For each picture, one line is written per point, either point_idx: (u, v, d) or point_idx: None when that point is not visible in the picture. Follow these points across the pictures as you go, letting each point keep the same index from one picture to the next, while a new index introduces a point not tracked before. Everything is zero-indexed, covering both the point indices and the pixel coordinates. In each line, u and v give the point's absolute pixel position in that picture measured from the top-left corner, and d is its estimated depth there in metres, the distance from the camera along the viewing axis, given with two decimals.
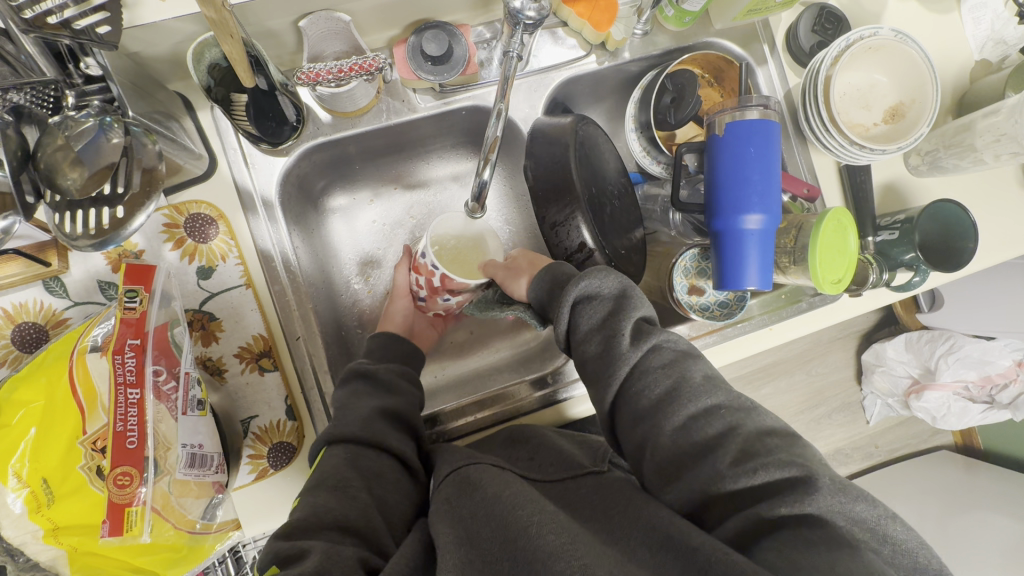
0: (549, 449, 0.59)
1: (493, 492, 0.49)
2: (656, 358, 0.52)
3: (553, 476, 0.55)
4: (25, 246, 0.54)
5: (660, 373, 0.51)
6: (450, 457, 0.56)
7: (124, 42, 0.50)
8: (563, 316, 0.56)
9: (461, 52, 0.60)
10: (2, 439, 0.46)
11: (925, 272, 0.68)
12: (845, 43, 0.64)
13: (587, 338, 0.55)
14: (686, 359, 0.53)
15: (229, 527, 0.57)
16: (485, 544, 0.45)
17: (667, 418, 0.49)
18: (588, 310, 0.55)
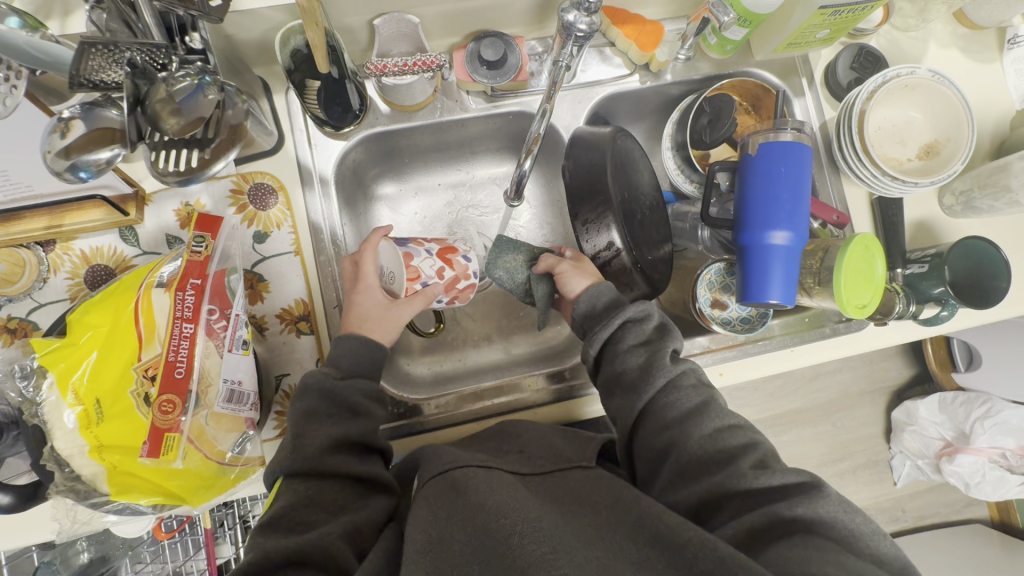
0: (539, 445, 0.59)
1: (478, 499, 0.47)
2: (682, 375, 0.58)
3: (534, 468, 0.54)
4: (109, 195, 0.60)
5: (689, 390, 0.57)
6: (434, 461, 0.56)
7: (223, 25, 0.57)
8: (611, 326, 0.61)
9: (515, 60, 0.66)
10: (69, 356, 0.51)
11: (953, 306, 0.69)
12: (881, 79, 0.67)
13: (629, 352, 0.60)
14: (704, 386, 0.59)
15: (255, 464, 0.58)
16: (456, 547, 0.44)
17: (697, 426, 0.55)
18: (631, 324, 0.61)
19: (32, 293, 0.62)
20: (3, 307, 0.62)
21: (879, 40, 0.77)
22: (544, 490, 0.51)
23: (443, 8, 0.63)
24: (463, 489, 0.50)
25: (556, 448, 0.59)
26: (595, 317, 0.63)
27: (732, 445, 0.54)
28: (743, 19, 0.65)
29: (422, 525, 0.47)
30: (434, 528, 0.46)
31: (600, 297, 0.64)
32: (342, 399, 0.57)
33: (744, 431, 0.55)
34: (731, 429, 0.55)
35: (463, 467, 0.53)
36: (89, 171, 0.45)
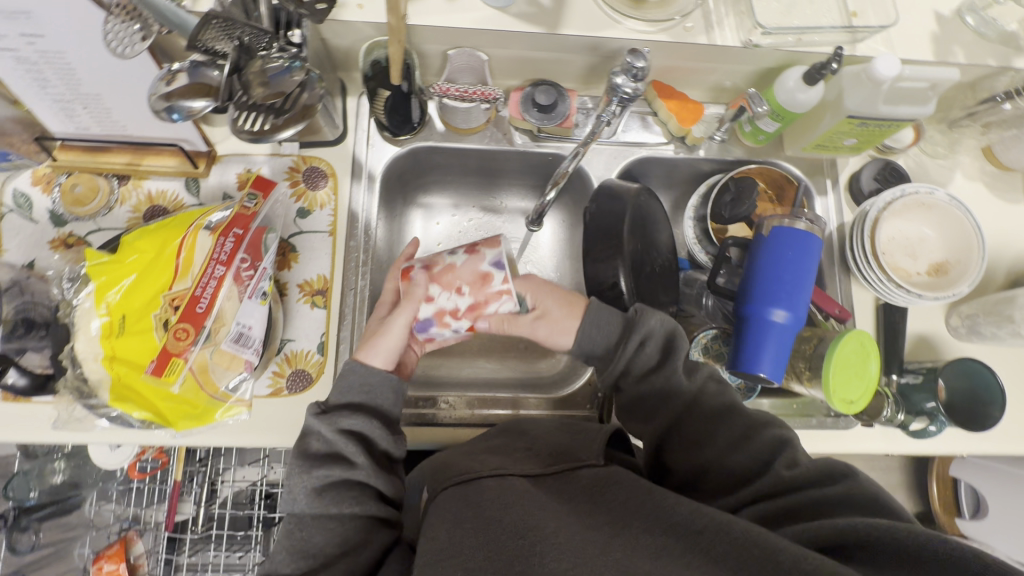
0: (548, 443, 0.60)
1: (494, 514, 0.47)
2: (699, 374, 0.61)
3: (544, 469, 0.55)
4: (186, 148, 0.69)
5: (704, 385, 0.60)
6: (446, 472, 0.57)
7: (322, 30, 0.67)
8: (619, 356, 0.61)
9: (564, 108, 0.73)
10: (112, 272, 0.56)
11: (942, 423, 0.69)
12: (900, 193, 0.71)
13: (641, 381, 0.61)
14: (722, 389, 0.61)
15: (240, 405, 0.61)
16: (469, 552, 0.44)
17: (731, 428, 0.56)
18: (638, 349, 0.60)
19: (97, 217, 0.70)
20: (70, 224, 0.69)
21: (907, 160, 0.81)
22: (552, 488, 0.51)
23: (511, 53, 0.72)
24: (475, 501, 0.50)
25: (563, 445, 0.59)
26: (604, 350, 0.62)
27: (764, 450, 0.53)
28: (776, 113, 0.71)
29: (433, 533, 0.47)
30: (445, 534, 0.46)
31: (606, 323, 0.62)
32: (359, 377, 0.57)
33: (773, 428, 0.55)
34: (753, 426, 0.55)
35: (477, 479, 0.53)
36: (180, 115, 0.53)
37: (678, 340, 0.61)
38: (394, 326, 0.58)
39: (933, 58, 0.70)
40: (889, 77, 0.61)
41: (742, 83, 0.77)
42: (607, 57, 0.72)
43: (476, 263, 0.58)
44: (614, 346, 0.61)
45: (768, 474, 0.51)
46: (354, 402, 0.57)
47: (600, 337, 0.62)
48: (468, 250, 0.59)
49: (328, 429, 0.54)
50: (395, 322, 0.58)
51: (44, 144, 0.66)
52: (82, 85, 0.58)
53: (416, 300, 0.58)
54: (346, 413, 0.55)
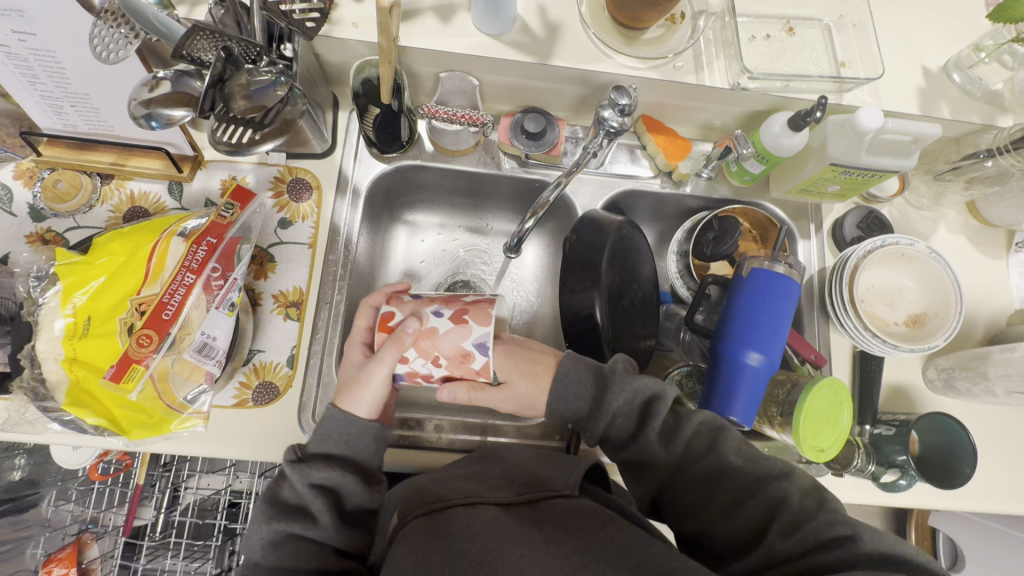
0: (526, 471, 0.59)
1: (458, 546, 0.47)
2: (691, 421, 0.56)
3: (517, 496, 0.54)
4: (172, 152, 0.69)
5: (694, 436, 0.56)
6: (420, 497, 0.56)
7: (316, 45, 0.67)
8: (597, 422, 0.58)
9: (552, 137, 0.73)
10: (82, 272, 0.56)
11: (913, 477, 0.67)
12: (880, 243, 0.71)
13: (621, 435, 0.58)
14: (716, 445, 0.55)
15: (196, 417, 0.60)
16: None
17: (721, 494, 0.53)
18: (615, 405, 0.57)
19: (76, 214, 0.69)
20: (48, 219, 0.69)
21: (892, 210, 0.82)
22: (525, 515, 0.51)
23: (503, 79, 0.72)
24: (444, 533, 0.50)
25: (540, 474, 0.58)
26: (586, 410, 0.59)
27: (757, 515, 0.51)
28: (761, 155, 0.71)
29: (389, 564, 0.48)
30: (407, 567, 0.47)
31: (580, 383, 0.59)
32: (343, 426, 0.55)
33: (779, 483, 0.52)
34: (746, 487, 0.52)
35: (448, 508, 0.53)
36: (159, 122, 0.52)
37: (662, 400, 0.57)
38: (381, 373, 0.54)
39: (918, 112, 0.71)
40: (870, 129, 0.61)
41: (731, 123, 0.78)
42: (597, 90, 0.73)
43: (461, 338, 0.54)
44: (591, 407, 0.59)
45: (760, 546, 0.49)
46: (330, 452, 0.55)
47: (572, 404, 0.60)
48: (455, 319, 0.54)
49: (300, 482, 0.52)
50: (380, 371, 0.54)
51: (30, 139, 0.66)
52: (71, 83, 0.58)
53: (405, 346, 0.54)
54: (318, 464, 0.52)
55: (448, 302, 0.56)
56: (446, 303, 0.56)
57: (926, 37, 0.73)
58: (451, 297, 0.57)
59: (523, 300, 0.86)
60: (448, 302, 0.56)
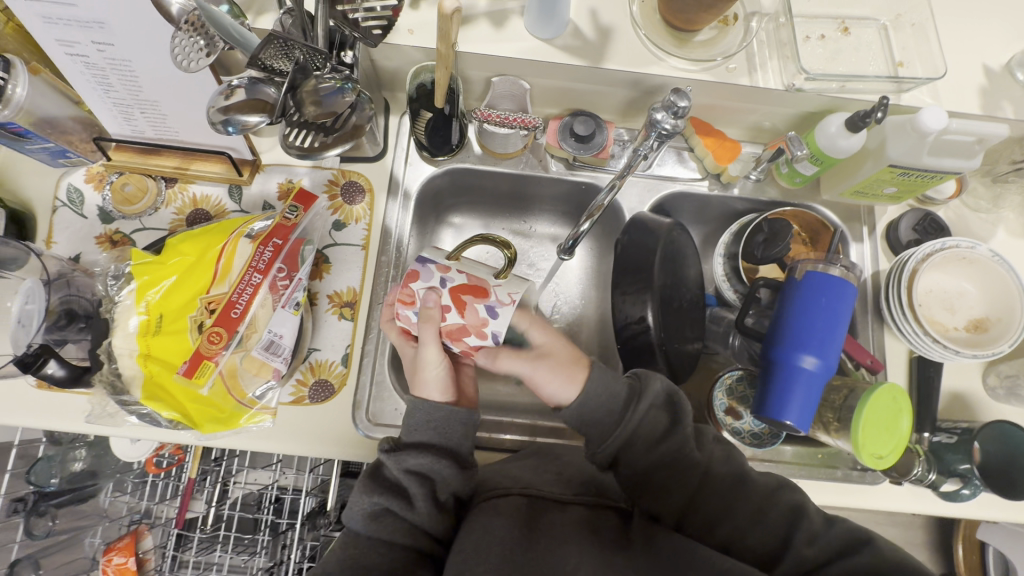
0: (578, 471, 0.61)
1: (515, 537, 0.48)
2: (709, 434, 0.59)
3: (574, 496, 0.56)
4: (233, 156, 0.71)
5: (715, 450, 0.57)
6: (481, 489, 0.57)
7: (373, 52, 0.69)
8: (619, 433, 0.56)
9: (601, 139, 0.74)
10: (155, 272, 0.58)
11: (976, 487, 0.66)
12: (940, 246, 0.69)
13: (646, 454, 0.55)
14: (733, 458, 0.56)
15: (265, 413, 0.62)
16: (493, 560, 0.45)
17: (761, 500, 0.52)
18: (643, 415, 0.56)
19: (142, 216, 0.72)
20: (116, 221, 0.72)
21: (948, 212, 0.80)
22: (583, 519, 0.52)
23: (553, 83, 0.73)
24: (505, 516, 0.51)
25: (595, 476, 0.60)
26: (613, 421, 0.56)
27: (783, 523, 0.51)
28: (816, 157, 0.71)
29: (460, 545, 0.48)
30: (471, 546, 0.47)
31: (612, 394, 0.57)
32: (431, 414, 0.55)
33: (792, 492, 0.53)
34: (770, 495, 0.52)
35: (504, 495, 0.54)
36: (235, 128, 0.54)
37: (684, 412, 0.57)
38: (428, 353, 0.55)
39: (980, 111, 0.69)
40: (934, 129, 0.60)
41: (781, 125, 0.77)
42: (647, 92, 0.73)
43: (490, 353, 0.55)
44: (616, 419, 0.56)
45: (790, 551, 0.49)
46: (425, 440, 0.55)
47: (600, 413, 0.57)
48: (459, 308, 0.54)
49: (394, 468, 0.54)
50: (427, 353, 0.55)
51: (102, 144, 0.69)
52: (143, 91, 0.60)
53: (438, 322, 0.54)
54: (411, 451, 0.54)
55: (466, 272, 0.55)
56: (461, 309, 0.54)
57: (987, 35, 0.71)
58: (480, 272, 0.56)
59: (566, 302, 0.87)
60: (476, 287, 0.54)
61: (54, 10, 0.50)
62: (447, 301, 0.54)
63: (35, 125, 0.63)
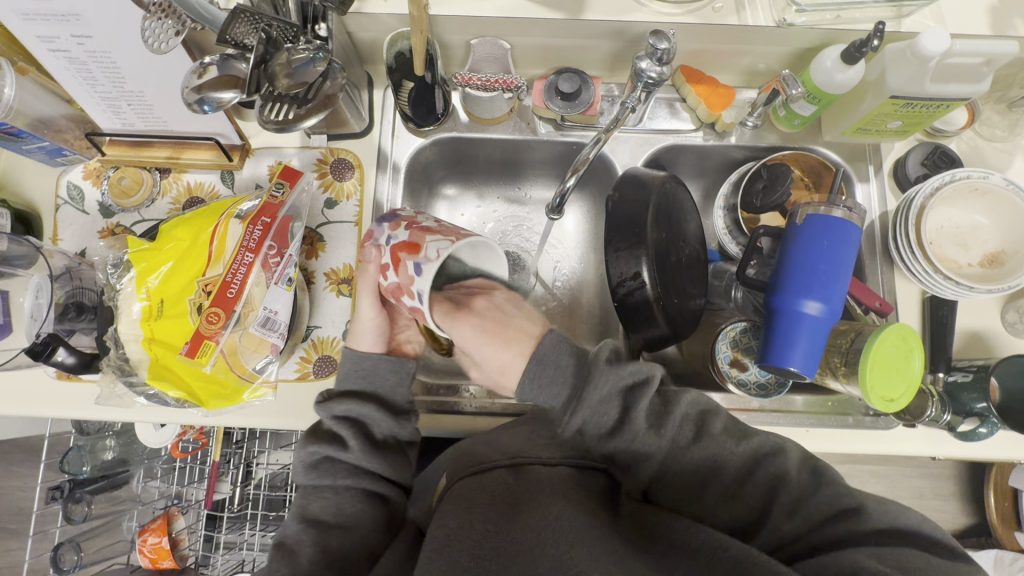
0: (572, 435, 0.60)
1: (494, 511, 0.48)
2: (681, 404, 0.52)
3: (560, 458, 0.56)
4: (222, 142, 0.71)
5: (682, 424, 0.51)
6: (465, 461, 0.58)
7: (349, 24, 0.68)
8: (575, 417, 0.52)
9: (587, 96, 0.72)
10: (151, 258, 0.59)
11: (993, 424, 0.64)
12: (949, 178, 0.66)
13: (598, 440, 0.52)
14: (704, 436, 0.51)
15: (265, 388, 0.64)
16: (472, 539, 0.46)
17: (732, 474, 0.50)
18: (594, 398, 0.52)
19: (140, 208, 0.74)
20: (117, 214, 0.74)
21: (959, 144, 0.76)
22: (572, 478, 0.53)
23: (534, 41, 0.71)
24: (489, 492, 0.51)
25: None
26: (564, 399, 0.53)
27: (759, 493, 0.49)
28: (812, 95, 0.68)
29: (442, 520, 0.48)
30: (452, 523, 0.48)
31: (560, 368, 0.53)
32: (361, 362, 0.58)
33: (778, 460, 0.49)
34: (744, 472, 0.50)
35: (493, 468, 0.54)
36: (211, 106, 0.54)
37: (648, 386, 0.52)
38: (361, 303, 0.58)
39: (989, 31, 0.64)
40: (936, 52, 0.57)
41: (777, 65, 0.74)
42: (632, 42, 0.71)
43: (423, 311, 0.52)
44: (566, 401, 0.53)
45: (764, 525, 0.48)
46: (359, 390, 0.58)
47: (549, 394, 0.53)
48: (395, 267, 0.51)
49: (325, 416, 0.56)
50: (361, 301, 0.58)
51: (94, 139, 0.71)
52: (126, 82, 0.61)
53: (372, 275, 0.56)
54: (339, 399, 0.56)
55: (410, 227, 0.50)
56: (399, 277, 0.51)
57: None
58: (426, 227, 0.50)
59: (566, 267, 0.86)
60: (412, 246, 0.49)
61: (30, 5, 0.51)
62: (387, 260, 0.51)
63: (29, 125, 0.65)
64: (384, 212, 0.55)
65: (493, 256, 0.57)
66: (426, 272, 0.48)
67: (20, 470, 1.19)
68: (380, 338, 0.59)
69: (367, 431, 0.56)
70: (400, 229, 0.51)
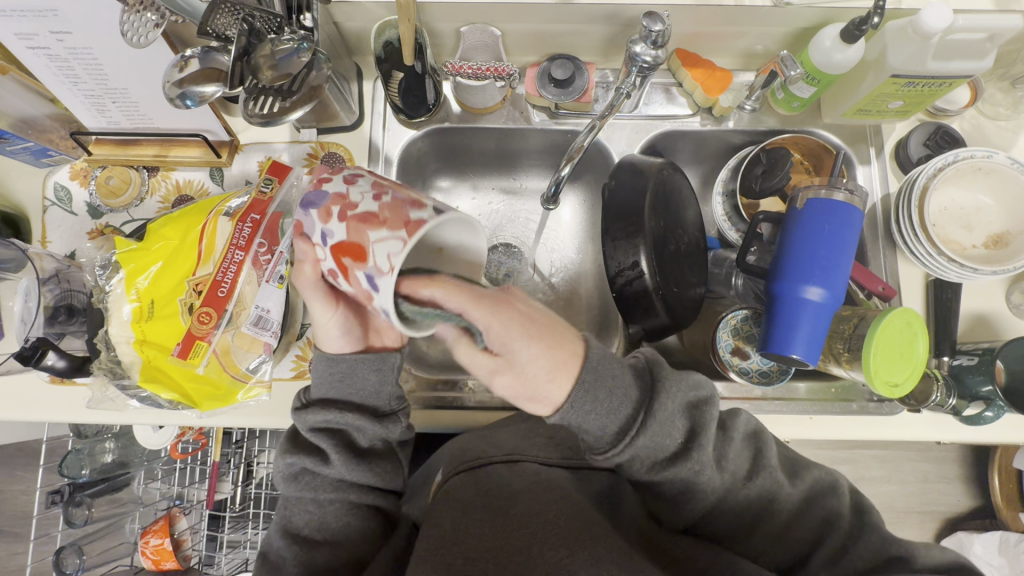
0: (569, 432, 0.60)
1: (497, 506, 0.48)
2: (738, 428, 0.50)
3: (560, 459, 0.55)
4: (209, 138, 0.70)
5: (739, 451, 0.50)
6: (462, 455, 0.57)
7: (335, 13, 0.66)
8: (624, 454, 0.47)
9: (581, 83, 0.70)
10: (141, 258, 0.58)
11: (1001, 409, 0.62)
12: (953, 157, 0.65)
13: (680, 442, 0.48)
14: (758, 470, 0.49)
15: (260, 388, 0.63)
16: (472, 541, 0.46)
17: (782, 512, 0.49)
18: (663, 422, 0.47)
19: (129, 208, 0.72)
20: (105, 215, 0.72)
21: (962, 123, 0.74)
22: (571, 478, 0.53)
23: (525, 27, 0.69)
24: (485, 487, 0.51)
25: None
26: (621, 425, 0.47)
27: (810, 530, 0.49)
28: (811, 76, 0.66)
29: (437, 519, 0.49)
30: (450, 522, 0.48)
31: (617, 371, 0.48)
32: (334, 366, 0.54)
33: (831, 502, 0.50)
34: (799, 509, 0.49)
35: (487, 464, 0.53)
36: (193, 100, 0.53)
37: (711, 407, 0.49)
38: (314, 307, 0.52)
39: (992, 6, 0.63)
40: (938, 29, 0.55)
41: (774, 46, 0.72)
42: (626, 26, 0.69)
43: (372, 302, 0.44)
44: (631, 422, 0.47)
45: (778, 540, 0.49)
46: (334, 394, 0.55)
47: (607, 412, 0.47)
48: (342, 274, 0.42)
49: (302, 427, 0.54)
50: (312, 304, 0.52)
51: (79, 138, 0.69)
52: (109, 79, 0.59)
53: (312, 275, 0.49)
54: (315, 409, 0.54)
55: (346, 220, 0.41)
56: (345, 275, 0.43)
57: None
58: (363, 215, 0.40)
59: (564, 258, 0.85)
60: (356, 250, 0.41)
61: (2, 1, 0.49)
62: (332, 265, 0.43)
63: (11, 126, 0.63)
64: (304, 196, 0.43)
65: (468, 230, 0.45)
66: (379, 286, 0.40)
67: (23, 474, 1.19)
68: (346, 334, 0.54)
69: (346, 439, 0.55)
70: (334, 222, 0.41)
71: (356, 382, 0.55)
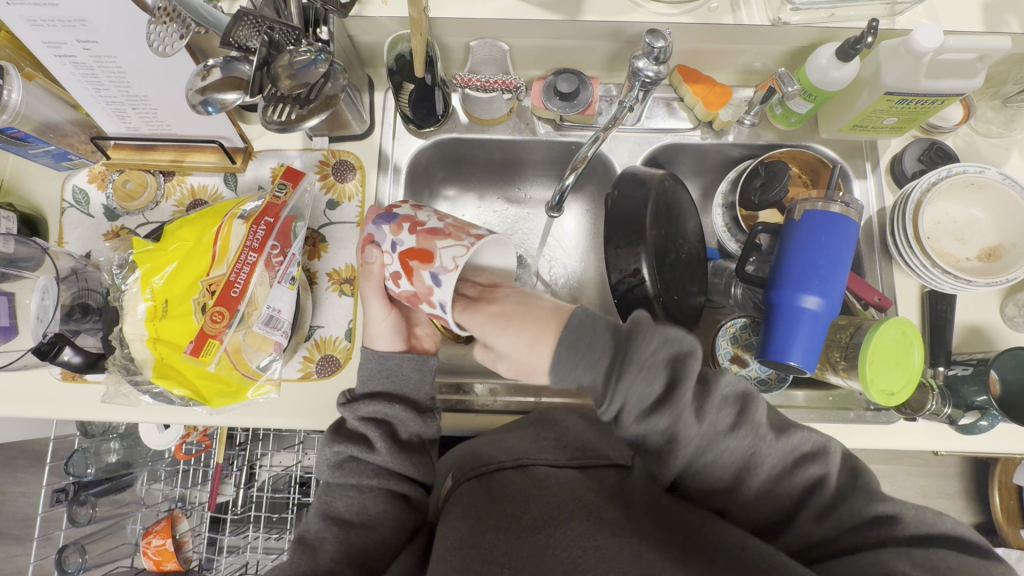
0: (576, 436, 0.61)
1: (514, 509, 0.49)
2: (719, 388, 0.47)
3: (569, 460, 0.56)
4: (225, 145, 0.72)
5: (721, 409, 0.47)
6: (473, 460, 0.58)
7: (350, 27, 0.69)
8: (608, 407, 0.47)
9: (586, 96, 0.72)
10: (157, 258, 0.60)
11: (995, 417, 0.64)
12: (945, 173, 0.67)
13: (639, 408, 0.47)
14: (744, 422, 0.46)
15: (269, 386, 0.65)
16: (487, 547, 0.46)
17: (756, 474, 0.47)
18: (639, 376, 0.46)
19: (145, 211, 0.75)
20: (122, 217, 0.75)
21: (956, 140, 0.76)
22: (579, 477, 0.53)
23: (532, 42, 0.72)
24: (497, 496, 0.52)
25: (591, 440, 0.60)
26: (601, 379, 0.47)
27: (793, 494, 0.47)
28: (808, 92, 0.68)
29: (455, 522, 0.50)
30: (467, 526, 0.49)
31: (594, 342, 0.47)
32: (383, 363, 0.58)
33: (815, 465, 0.46)
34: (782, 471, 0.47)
35: (499, 470, 0.55)
36: (215, 107, 0.55)
37: (691, 361, 0.47)
38: (371, 308, 0.57)
39: (982, 28, 0.65)
40: (929, 49, 0.57)
41: (772, 64, 0.75)
42: (629, 42, 0.71)
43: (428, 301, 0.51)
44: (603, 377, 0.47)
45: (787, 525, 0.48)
46: (378, 389, 0.58)
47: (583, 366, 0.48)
48: (406, 276, 0.50)
49: (351, 418, 0.56)
50: (369, 306, 0.57)
51: (100, 143, 0.72)
52: (131, 87, 0.62)
53: (379, 277, 0.56)
54: (364, 400, 0.56)
55: (415, 232, 0.49)
56: (408, 277, 0.50)
57: None
58: (431, 229, 0.49)
59: (566, 266, 0.87)
60: (422, 254, 0.49)
61: (36, 11, 0.52)
62: (396, 269, 0.51)
63: (36, 130, 0.65)
64: (378, 213, 0.52)
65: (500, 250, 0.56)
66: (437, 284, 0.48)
67: (24, 476, 1.19)
68: (396, 336, 0.59)
69: (392, 429, 0.57)
70: (406, 231, 0.50)
71: (402, 379, 0.58)
